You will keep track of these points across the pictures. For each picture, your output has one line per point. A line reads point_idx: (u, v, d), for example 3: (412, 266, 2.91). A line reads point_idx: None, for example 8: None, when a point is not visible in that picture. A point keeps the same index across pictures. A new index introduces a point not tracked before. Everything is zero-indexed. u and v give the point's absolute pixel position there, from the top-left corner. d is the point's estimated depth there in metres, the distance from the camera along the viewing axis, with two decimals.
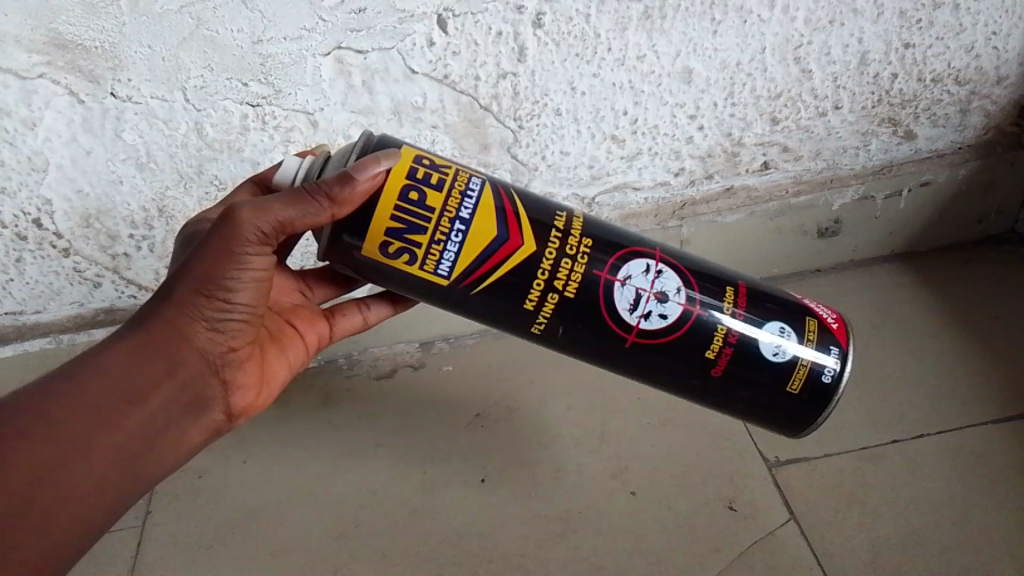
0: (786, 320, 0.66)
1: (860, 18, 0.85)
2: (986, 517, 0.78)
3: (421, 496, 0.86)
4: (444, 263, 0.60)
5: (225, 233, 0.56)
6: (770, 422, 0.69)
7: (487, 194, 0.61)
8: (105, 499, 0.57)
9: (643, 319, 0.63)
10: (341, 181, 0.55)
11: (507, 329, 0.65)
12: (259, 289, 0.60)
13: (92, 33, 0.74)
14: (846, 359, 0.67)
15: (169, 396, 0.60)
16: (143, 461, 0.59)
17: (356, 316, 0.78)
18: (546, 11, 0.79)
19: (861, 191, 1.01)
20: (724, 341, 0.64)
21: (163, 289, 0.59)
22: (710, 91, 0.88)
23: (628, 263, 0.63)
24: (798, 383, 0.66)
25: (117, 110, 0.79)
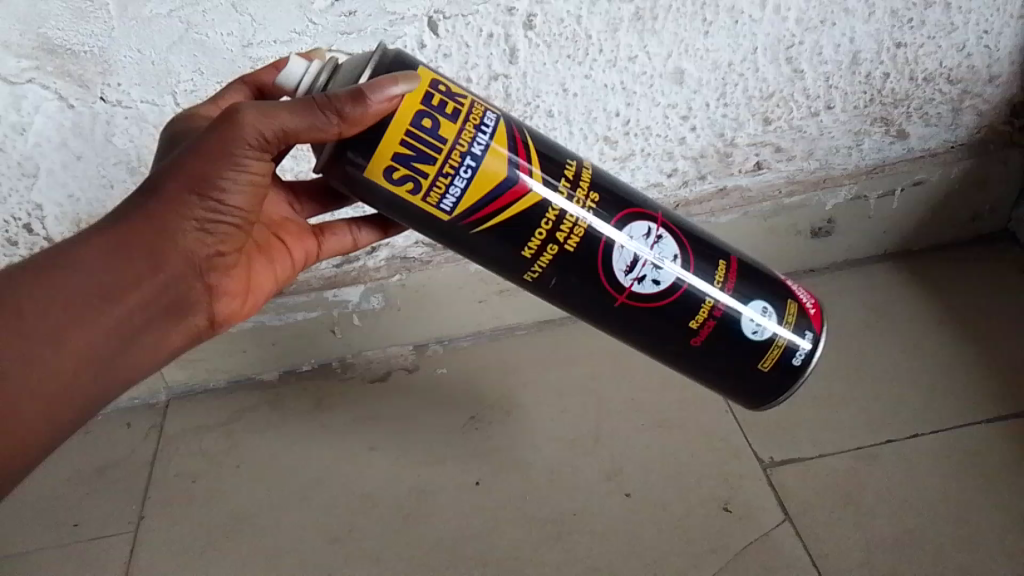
0: (770, 301, 0.67)
1: (851, 18, 0.85)
2: (982, 516, 0.78)
3: (415, 500, 0.86)
4: (449, 198, 0.56)
5: (225, 131, 0.52)
6: (730, 392, 0.70)
7: (502, 131, 0.58)
8: (79, 400, 0.54)
9: (636, 282, 0.62)
10: (355, 95, 0.50)
11: (499, 271, 0.62)
12: (254, 193, 0.56)
13: (81, 38, 0.73)
14: (817, 344, 0.69)
15: (150, 301, 0.56)
16: (114, 366, 0.55)
17: (346, 237, 0.75)
18: (537, 13, 0.79)
19: (854, 190, 1.01)
20: (709, 313, 0.64)
21: (149, 182, 0.54)
22: (703, 92, 0.88)
23: (631, 224, 0.62)
24: (769, 362, 0.68)
25: (107, 115, 0.79)
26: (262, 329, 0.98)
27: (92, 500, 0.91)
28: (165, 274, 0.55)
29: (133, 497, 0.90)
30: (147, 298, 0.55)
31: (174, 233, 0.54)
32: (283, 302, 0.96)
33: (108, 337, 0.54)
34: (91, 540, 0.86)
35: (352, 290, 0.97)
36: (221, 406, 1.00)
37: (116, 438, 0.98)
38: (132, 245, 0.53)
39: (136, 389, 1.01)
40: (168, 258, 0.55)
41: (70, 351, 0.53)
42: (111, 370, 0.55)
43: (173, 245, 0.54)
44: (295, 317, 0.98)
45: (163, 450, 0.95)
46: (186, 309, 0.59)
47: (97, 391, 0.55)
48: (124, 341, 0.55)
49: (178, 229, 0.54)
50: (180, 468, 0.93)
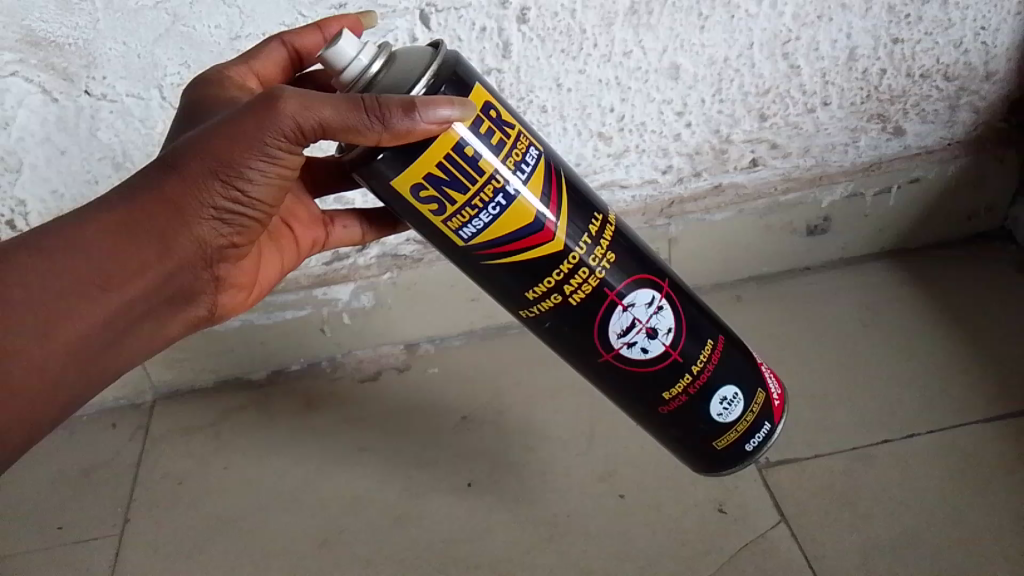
0: (742, 388, 0.67)
1: (848, 13, 0.84)
2: (979, 517, 0.77)
3: (406, 501, 0.84)
4: (470, 228, 0.54)
5: (258, 116, 0.48)
6: (682, 455, 0.70)
7: (541, 171, 0.56)
8: (63, 391, 0.51)
9: (625, 346, 0.62)
10: (405, 108, 0.47)
11: (500, 297, 0.61)
12: (275, 183, 0.53)
13: (65, 30, 0.72)
14: (771, 438, 0.70)
15: (152, 290, 0.53)
16: (100, 359, 0.53)
17: (356, 229, 0.74)
18: (531, 6, 0.78)
19: (850, 188, 1.00)
20: (685, 389, 0.65)
21: (170, 156, 0.50)
22: (698, 88, 0.87)
23: (636, 290, 0.61)
24: (724, 442, 0.68)
25: (91, 109, 0.77)
26: (250, 327, 0.96)
27: (76, 502, 0.89)
28: (173, 262, 0.53)
29: (119, 499, 0.88)
30: (150, 286, 0.52)
31: (188, 220, 0.51)
32: (274, 300, 0.95)
33: (102, 330, 0.52)
34: (75, 543, 0.84)
35: (342, 288, 0.96)
36: (210, 406, 0.99)
37: (102, 439, 0.96)
38: (143, 230, 0.50)
39: (122, 389, 0.99)
40: (178, 245, 0.52)
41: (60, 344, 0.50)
42: (100, 364, 0.53)
43: (185, 232, 0.52)
44: (284, 315, 0.96)
45: (149, 451, 0.94)
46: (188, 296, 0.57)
47: (82, 386, 0.52)
48: (119, 330, 0.53)
49: (193, 217, 0.51)
50: (166, 469, 0.91)
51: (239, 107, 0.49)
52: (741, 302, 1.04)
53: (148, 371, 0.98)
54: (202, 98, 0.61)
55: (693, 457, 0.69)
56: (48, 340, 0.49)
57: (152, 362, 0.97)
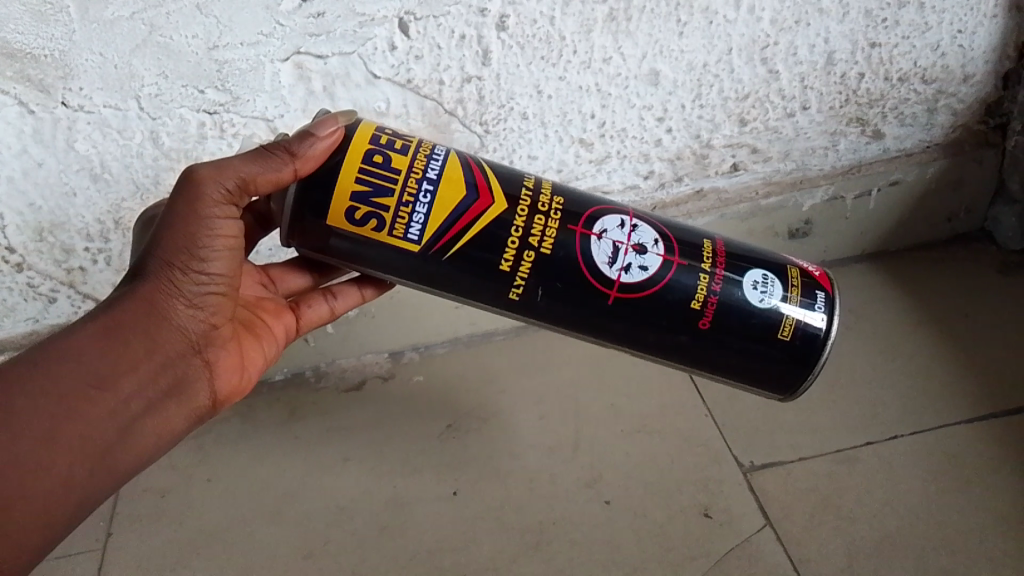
0: (769, 269, 0.65)
1: (825, 18, 0.85)
2: (964, 517, 0.77)
3: (392, 512, 0.84)
4: (414, 226, 0.59)
5: (188, 200, 0.58)
6: (756, 382, 0.67)
7: (454, 158, 0.60)
8: (77, 492, 0.55)
9: (623, 272, 0.62)
10: (299, 136, 0.57)
11: (490, 305, 0.64)
12: (230, 261, 0.61)
13: (41, 41, 0.71)
14: (833, 307, 0.65)
15: (147, 381, 0.59)
16: (109, 455, 0.57)
17: (323, 306, 0.75)
18: (509, 14, 0.78)
19: (831, 192, 1.00)
20: (708, 290, 0.62)
21: (134, 268, 0.60)
22: (678, 93, 0.88)
23: (601, 220, 0.62)
24: (788, 330, 0.64)
25: (68, 120, 0.76)
26: None
27: None
28: (160, 350, 0.59)
29: (99, 513, 0.88)
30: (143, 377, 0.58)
31: (163, 308, 0.59)
32: None
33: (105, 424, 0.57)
34: (56, 559, 0.83)
35: None
36: None
37: None
38: (125, 326, 0.58)
39: None
40: (161, 333, 0.59)
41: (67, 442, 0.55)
42: (110, 458, 0.57)
43: (163, 322, 0.59)
44: None
45: None
46: (187, 385, 0.62)
47: (95, 482, 0.56)
48: (124, 425, 0.58)
49: (166, 304, 0.59)
50: (148, 483, 0.90)
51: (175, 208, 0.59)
52: None
53: None
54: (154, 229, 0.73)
55: (772, 373, 0.65)
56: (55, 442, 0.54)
57: None
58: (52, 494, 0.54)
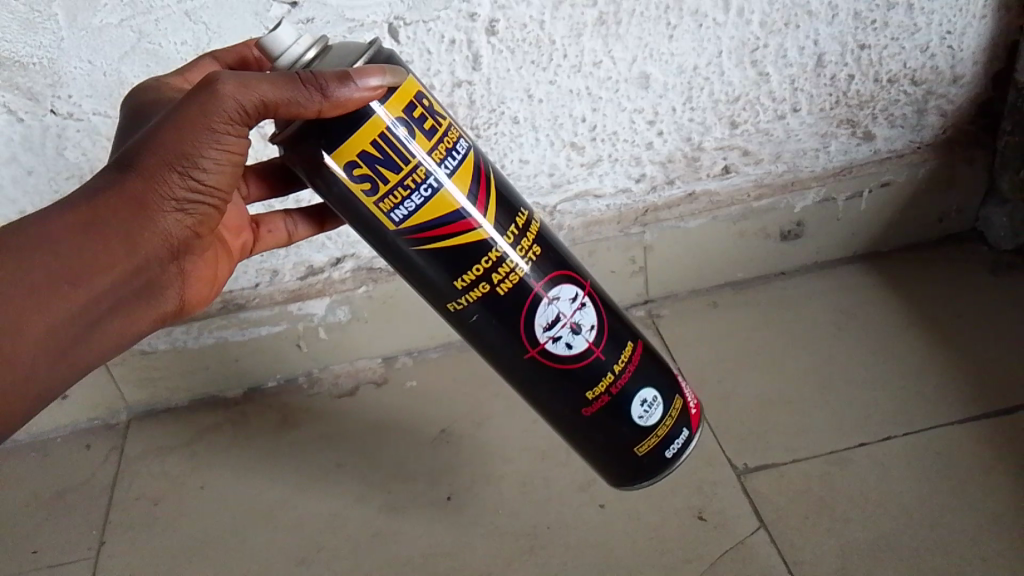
0: (662, 391, 0.66)
1: (815, 20, 0.85)
2: (958, 517, 0.77)
3: (385, 517, 0.84)
4: (400, 210, 0.54)
5: (200, 105, 0.49)
6: (601, 466, 0.67)
7: (471, 161, 0.56)
8: (34, 383, 0.52)
9: (551, 340, 0.60)
10: (340, 77, 0.48)
11: (425, 294, 0.59)
12: (230, 172, 0.53)
13: (29, 49, 0.71)
14: (688, 446, 0.68)
15: (120, 284, 0.53)
16: (71, 350, 0.53)
17: (281, 231, 0.74)
18: (499, 18, 0.78)
19: (822, 194, 1.01)
20: (607, 388, 0.63)
21: (126, 152, 0.51)
22: (669, 96, 0.88)
23: (559, 286, 0.61)
24: (646, 448, 0.65)
25: (58, 128, 0.76)
26: (224, 344, 0.96)
27: (50, 525, 0.88)
28: (140, 255, 0.53)
29: (93, 520, 0.87)
30: (117, 279, 0.53)
31: (151, 214, 0.51)
32: (246, 317, 0.94)
33: (71, 323, 0.52)
34: (49, 567, 0.83)
35: (317, 302, 0.95)
36: (186, 424, 0.98)
37: (76, 460, 0.95)
38: (106, 226, 0.51)
39: (96, 409, 0.99)
40: (142, 240, 0.52)
41: (30, 339, 0.50)
42: (69, 354, 0.53)
43: (148, 227, 0.52)
44: (259, 331, 0.96)
45: (124, 472, 0.93)
46: (156, 286, 0.58)
47: (50, 378, 0.52)
48: (89, 322, 0.53)
49: (156, 211, 0.51)
50: (141, 490, 0.90)
51: (182, 99, 0.50)
52: (716, 308, 1.04)
53: (121, 391, 0.98)
54: (139, 110, 0.62)
55: (613, 469, 0.67)
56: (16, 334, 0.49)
57: (124, 382, 0.97)
58: (10, 389, 0.50)
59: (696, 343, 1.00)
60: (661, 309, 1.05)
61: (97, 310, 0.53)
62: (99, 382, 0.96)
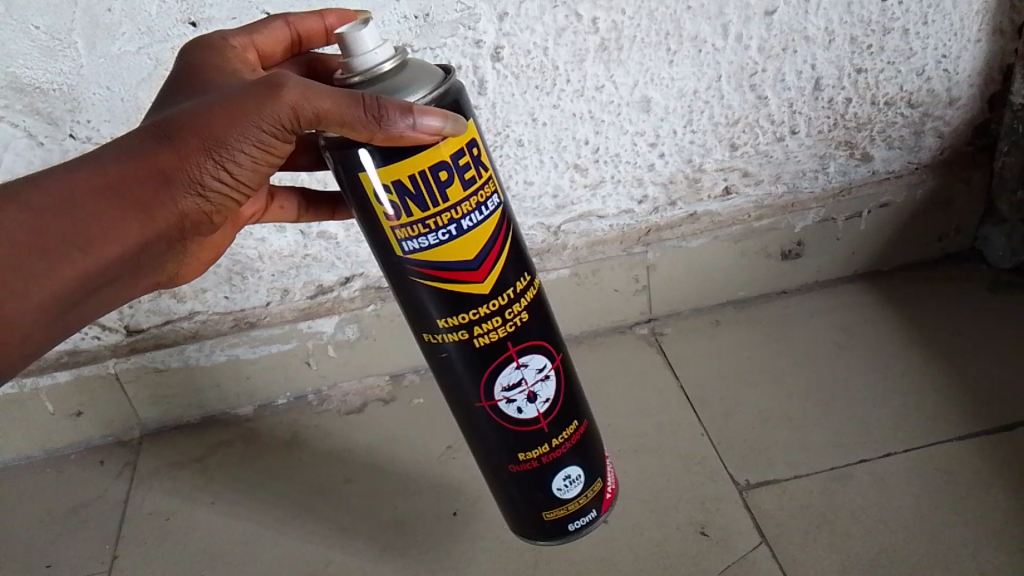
0: (587, 472, 0.67)
1: (812, 45, 0.87)
2: (957, 533, 0.78)
3: (392, 532, 0.85)
4: (413, 243, 0.54)
5: (257, 99, 0.49)
6: (507, 508, 0.69)
7: (496, 220, 0.56)
8: (32, 338, 0.52)
9: (504, 401, 0.61)
10: (402, 109, 0.48)
11: (409, 317, 0.60)
12: (261, 171, 0.54)
13: (50, 76, 0.74)
14: (593, 525, 0.70)
15: (130, 257, 0.53)
16: (71, 312, 0.53)
17: (290, 213, 0.75)
18: (504, 45, 0.80)
19: (821, 214, 1.03)
20: (539, 455, 0.64)
21: (166, 123, 0.50)
22: (669, 119, 0.90)
23: (529, 355, 0.61)
24: (554, 514, 0.67)
25: (76, 152, 0.79)
26: (235, 362, 0.98)
27: (64, 539, 0.89)
28: (154, 232, 0.53)
29: (106, 535, 0.89)
30: (128, 252, 0.53)
31: (175, 192, 0.51)
32: (258, 335, 0.97)
33: (77, 288, 0.52)
34: None
35: (326, 320, 0.97)
36: (197, 441, 1.00)
37: (90, 476, 0.97)
38: (130, 197, 0.51)
39: (109, 426, 1.01)
40: (160, 216, 0.52)
41: (34, 296, 0.50)
42: (68, 314, 0.53)
43: (169, 204, 0.52)
44: (269, 350, 0.98)
45: (136, 487, 0.94)
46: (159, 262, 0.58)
47: (47, 333, 0.53)
48: (92, 290, 0.53)
49: (181, 190, 0.52)
50: (154, 505, 0.92)
51: (240, 88, 0.50)
52: (719, 326, 1.06)
53: (135, 408, 1.00)
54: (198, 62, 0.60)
55: (518, 519, 0.68)
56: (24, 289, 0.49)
57: (138, 399, 0.99)
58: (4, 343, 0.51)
59: (699, 361, 1.01)
60: (665, 327, 1.07)
61: (104, 279, 0.53)
62: (113, 399, 0.98)
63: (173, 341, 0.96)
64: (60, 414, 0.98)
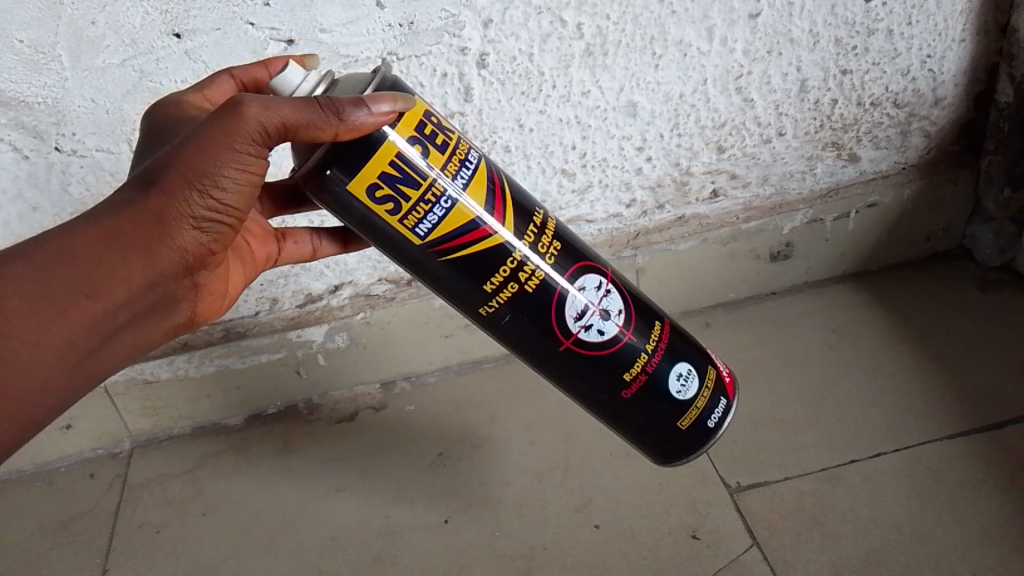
0: (694, 363, 0.70)
1: (796, 47, 0.87)
2: (949, 532, 0.78)
3: (385, 541, 0.85)
4: (425, 224, 0.56)
5: (224, 126, 0.49)
6: (644, 444, 0.71)
7: (483, 173, 0.58)
8: (55, 395, 0.51)
9: (583, 330, 0.64)
10: (354, 102, 0.49)
11: (454, 303, 0.62)
12: (247, 193, 0.53)
13: (34, 89, 0.74)
14: (728, 411, 0.73)
15: (135, 300, 0.53)
16: (87, 364, 0.53)
17: (306, 245, 0.74)
18: (489, 52, 0.80)
19: (810, 215, 1.03)
20: (643, 368, 0.67)
21: (147, 169, 0.50)
22: (656, 123, 0.90)
23: (583, 276, 0.64)
24: (687, 420, 0.69)
25: (62, 164, 0.79)
26: (225, 372, 0.98)
27: (54, 552, 0.89)
28: (155, 272, 0.52)
29: (97, 548, 0.89)
30: (132, 294, 0.52)
31: (170, 231, 0.51)
32: (248, 344, 0.96)
33: (86, 337, 0.51)
34: None
35: (316, 329, 0.97)
36: (188, 451, 1.00)
37: (82, 489, 0.97)
38: (128, 242, 0.50)
39: (100, 438, 1.00)
40: (159, 256, 0.52)
41: (45, 353, 0.49)
42: (85, 366, 0.53)
43: (167, 243, 0.52)
44: (259, 359, 0.98)
45: (128, 499, 0.94)
46: (168, 300, 0.58)
47: (69, 388, 0.52)
48: (102, 337, 0.53)
49: (174, 227, 0.51)
50: (145, 517, 0.91)
51: (206, 120, 0.50)
52: (710, 328, 1.06)
53: (125, 420, 0.99)
54: (164, 125, 0.62)
55: (658, 446, 0.71)
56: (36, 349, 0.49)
57: (128, 410, 0.98)
58: (26, 406, 0.50)
59: None
60: None
61: (113, 325, 0.53)
62: (103, 411, 0.98)
63: (163, 352, 0.95)
64: (50, 427, 0.97)
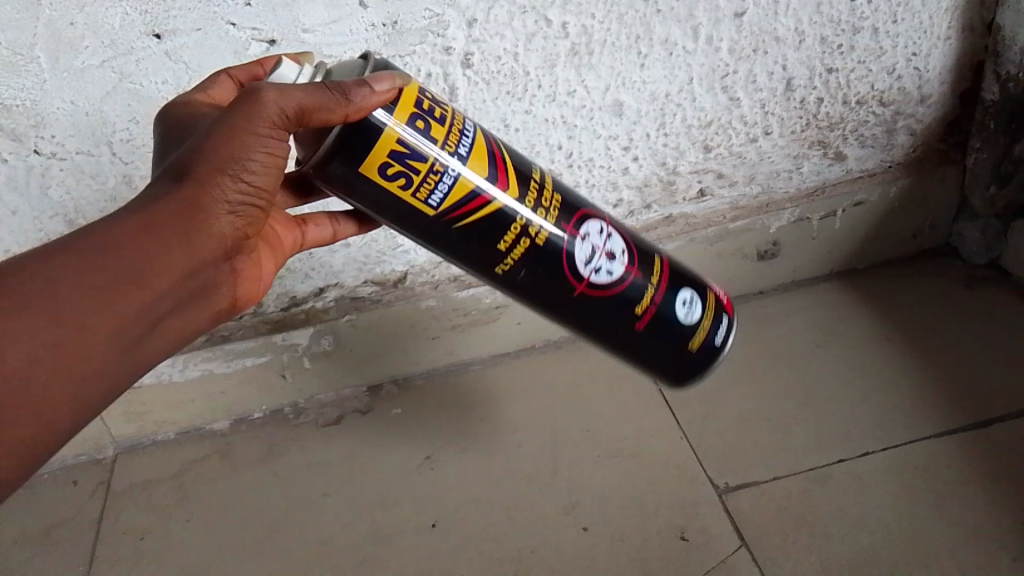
0: (694, 288, 0.71)
1: (783, 45, 0.87)
2: (937, 530, 0.78)
3: (373, 545, 0.85)
4: (437, 194, 0.55)
5: (243, 114, 0.48)
6: (657, 372, 0.72)
7: (481, 139, 0.58)
8: (110, 392, 0.48)
9: (594, 273, 0.64)
10: (358, 82, 0.49)
11: (469, 270, 0.61)
12: (274, 177, 0.52)
13: (12, 92, 0.73)
14: (729, 331, 0.75)
15: (180, 291, 0.50)
16: (140, 359, 0.50)
17: (327, 228, 0.72)
18: (473, 51, 0.80)
19: (796, 214, 1.03)
20: (651, 300, 0.67)
21: (177, 163, 0.49)
22: (643, 123, 0.90)
23: (585, 224, 0.64)
24: (697, 341, 0.71)
25: (41, 167, 0.78)
26: (210, 376, 0.97)
27: (37, 561, 0.88)
28: (197, 263, 0.50)
29: (81, 556, 0.88)
30: (177, 286, 0.50)
31: (206, 219, 0.49)
32: (232, 348, 0.95)
33: (137, 332, 0.48)
34: None
35: (302, 332, 0.96)
36: (173, 456, 0.99)
37: (65, 495, 0.95)
38: (170, 232, 0.48)
39: (83, 445, 0.99)
40: (200, 246, 0.50)
41: (101, 349, 0.46)
42: (138, 364, 0.50)
43: (206, 232, 0.50)
44: (244, 363, 0.97)
45: (112, 506, 0.93)
46: (207, 293, 0.55)
47: (124, 386, 0.49)
48: (151, 333, 0.50)
49: (210, 215, 0.49)
50: (130, 524, 0.91)
51: (223, 112, 0.49)
52: None
53: (109, 426, 0.98)
54: (173, 126, 0.60)
55: (670, 373, 0.72)
56: (91, 345, 0.46)
57: (111, 416, 0.97)
58: (79, 408, 0.46)
59: None
60: None
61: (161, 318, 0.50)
62: None
63: None
64: None
